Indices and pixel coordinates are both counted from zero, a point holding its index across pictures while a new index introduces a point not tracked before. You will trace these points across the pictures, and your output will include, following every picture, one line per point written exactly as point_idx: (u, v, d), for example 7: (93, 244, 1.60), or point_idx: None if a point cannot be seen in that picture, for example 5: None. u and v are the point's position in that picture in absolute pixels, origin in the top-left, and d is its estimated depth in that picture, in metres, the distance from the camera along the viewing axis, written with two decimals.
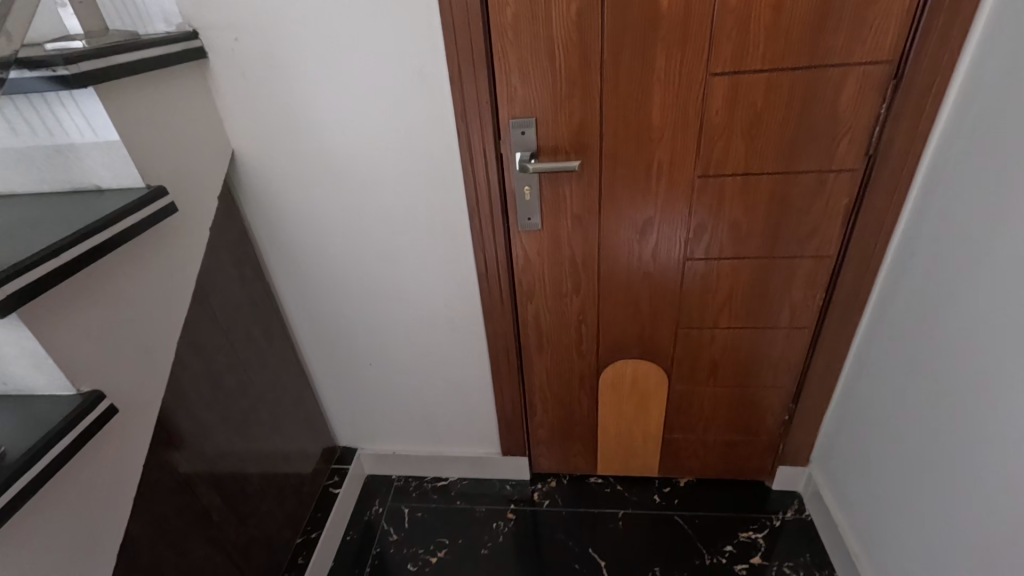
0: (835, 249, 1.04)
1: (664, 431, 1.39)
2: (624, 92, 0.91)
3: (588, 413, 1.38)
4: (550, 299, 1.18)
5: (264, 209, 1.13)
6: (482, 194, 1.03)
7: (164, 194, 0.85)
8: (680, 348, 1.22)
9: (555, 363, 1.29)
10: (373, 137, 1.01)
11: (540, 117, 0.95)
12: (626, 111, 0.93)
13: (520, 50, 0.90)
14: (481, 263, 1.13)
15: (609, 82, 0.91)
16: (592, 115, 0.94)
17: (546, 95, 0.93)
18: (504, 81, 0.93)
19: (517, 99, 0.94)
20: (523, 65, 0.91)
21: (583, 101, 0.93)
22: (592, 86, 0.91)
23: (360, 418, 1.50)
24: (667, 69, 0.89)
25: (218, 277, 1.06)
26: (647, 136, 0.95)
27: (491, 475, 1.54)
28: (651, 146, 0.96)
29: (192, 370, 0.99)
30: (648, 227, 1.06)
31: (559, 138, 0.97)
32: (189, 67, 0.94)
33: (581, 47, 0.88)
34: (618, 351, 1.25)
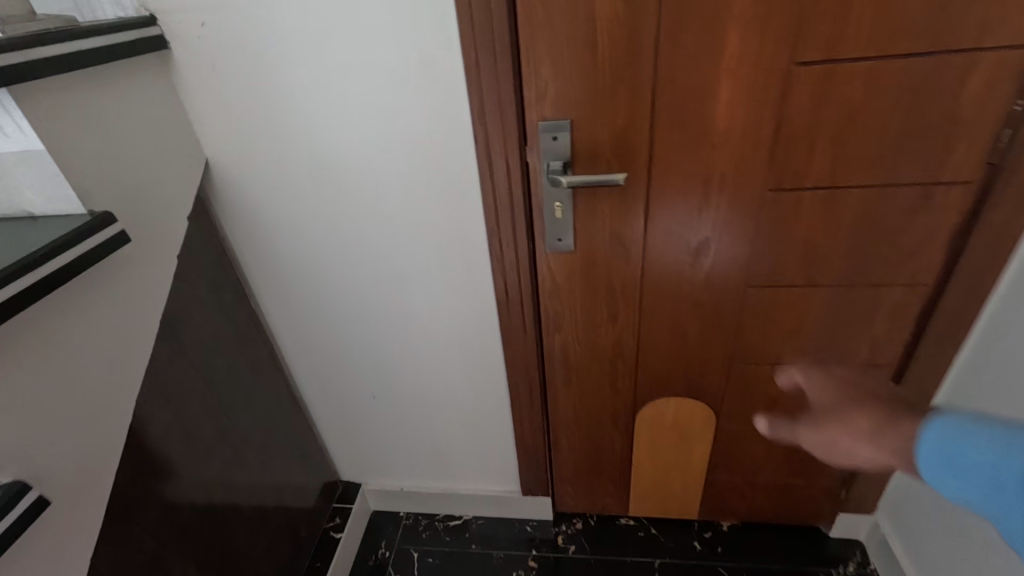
0: (933, 277, 0.86)
1: (708, 474, 1.21)
2: (683, 88, 0.73)
3: (621, 454, 1.21)
4: (581, 330, 1.00)
5: (246, 227, 0.97)
6: (503, 211, 0.86)
7: (114, 220, 0.69)
8: (733, 386, 1.04)
9: (585, 399, 1.11)
10: (372, 144, 0.84)
11: (576, 118, 0.77)
12: (684, 110, 0.75)
13: (553, 36, 0.71)
14: (501, 290, 0.96)
15: (665, 75, 0.72)
16: (641, 117, 0.76)
17: (584, 92, 0.75)
18: (532, 75, 0.75)
19: (547, 97, 0.76)
20: (556, 55, 0.73)
21: (631, 99, 0.75)
22: (642, 80, 0.73)
23: (363, 453, 1.34)
24: (740, 58, 0.70)
25: (191, 309, 0.90)
26: (709, 140, 0.77)
27: (509, 514, 1.38)
28: (713, 153, 0.78)
29: (159, 423, 0.84)
30: (703, 250, 0.88)
31: (599, 143, 0.79)
32: (145, 60, 0.77)
33: (630, 31, 0.70)
34: (660, 388, 1.07)
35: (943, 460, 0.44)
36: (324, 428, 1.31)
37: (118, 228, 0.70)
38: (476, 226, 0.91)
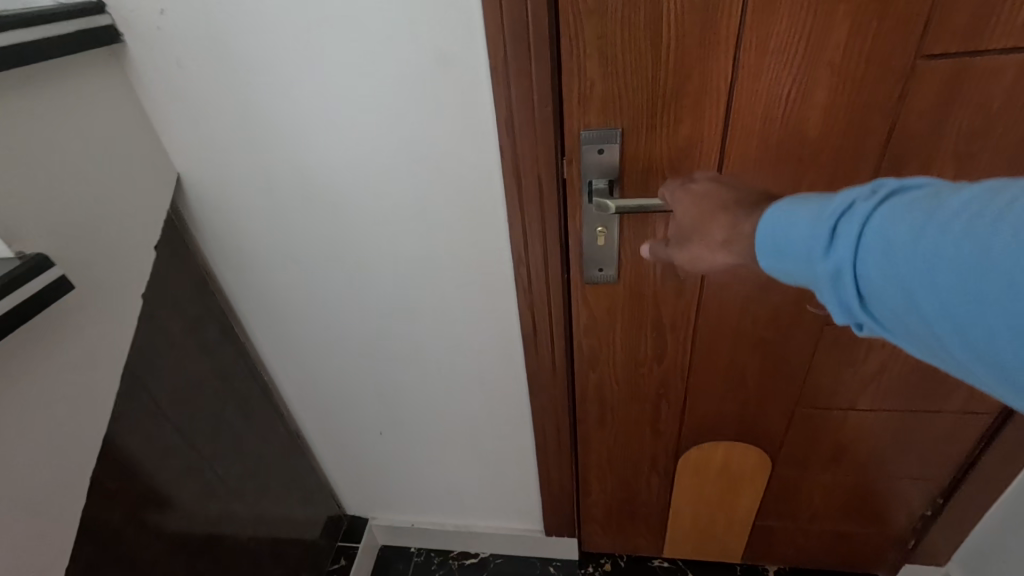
0: None
1: (757, 520, 1.08)
2: (768, 89, 0.58)
3: (659, 497, 1.07)
4: (622, 369, 0.86)
5: (230, 253, 0.82)
6: (535, 238, 0.71)
7: (51, 265, 0.55)
8: (794, 430, 0.91)
9: (621, 442, 0.98)
10: (377, 158, 0.70)
11: (628, 128, 0.62)
12: (768, 118, 0.59)
13: (603, 25, 0.56)
14: (528, 325, 0.82)
15: (746, 74, 0.57)
16: (711, 126, 0.61)
17: (641, 95, 0.60)
18: (575, 74, 0.59)
19: (593, 101, 0.61)
20: (606, 49, 0.57)
21: (700, 104, 0.59)
22: (717, 80, 0.58)
23: (370, 489, 1.21)
24: (847, 51, 0.54)
25: (166, 355, 0.75)
26: (797, 155, 0.61)
27: (531, 553, 1.26)
28: (801, 171, 0.62)
29: (132, 493, 0.70)
30: (775, 282, 0.73)
31: (656, 159, 0.64)
32: (91, 57, 0.62)
33: (705, 17, 0.54)
34: (708, 431, 0.93)
35: (774, 247, 0.43)
36: (327, 466, 1.17)
37: (63, 278, 0.56)
38: (500, 252, 0.77)
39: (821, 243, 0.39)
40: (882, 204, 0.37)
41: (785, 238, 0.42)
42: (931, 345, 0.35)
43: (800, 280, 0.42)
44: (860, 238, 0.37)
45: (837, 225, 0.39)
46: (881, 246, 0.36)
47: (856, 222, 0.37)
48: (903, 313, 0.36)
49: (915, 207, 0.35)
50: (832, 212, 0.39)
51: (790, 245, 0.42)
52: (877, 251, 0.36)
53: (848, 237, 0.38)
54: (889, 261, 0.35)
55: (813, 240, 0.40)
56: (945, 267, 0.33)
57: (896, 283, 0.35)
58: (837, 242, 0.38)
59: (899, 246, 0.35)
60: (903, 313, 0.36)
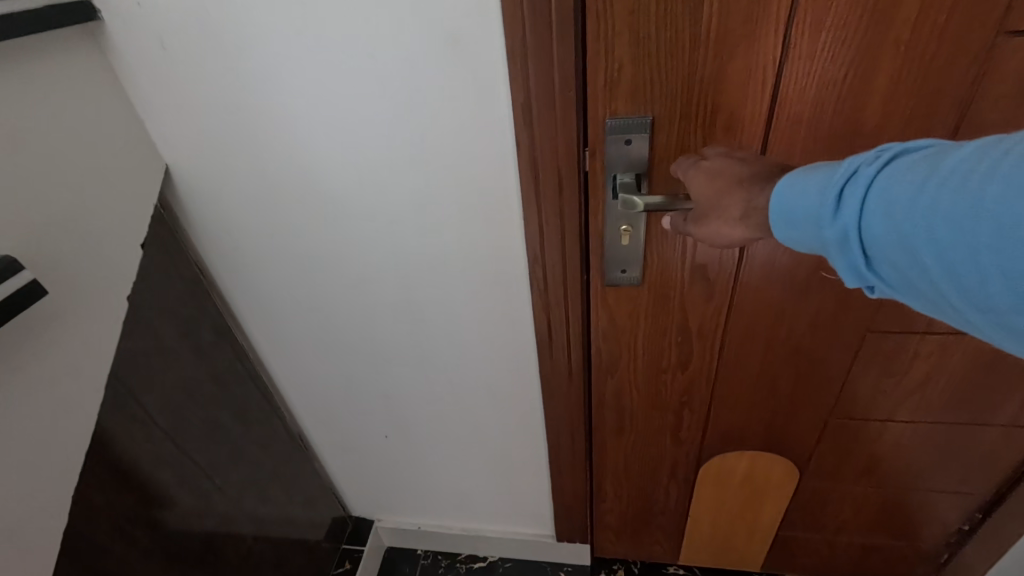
0: None
1: (780, 530, 1.03)
2: (822, 71, 0.51)
3: (677, 506, 1.02)
4: (642, 375, 0.81)
5: (225, 250, 0.77)
6: (553, 237, 0.65)
7: (21, 268, 0.50)
8: (824, 439, 0.85)
9: (639, 449, 0.93)
10: (382, 148, 0.64)
11: (660, 116, 0.56)
12: (820, 104, 0.53)
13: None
14: (543, 329, 0.76)
15: (798, 56, 0.51)
16: (754, 114, 0.54)
17: (677, 79, 0.53)
18: (602, 55, 0.53)
19: (622, 86, 0.54)
20: (639, 27, 0.51)
21: (743, 90, 0.53)
22: (765, 60, 0.51)
23: (375, 491, 1.17)
24: (919, 30, 0.48)
25: (156, 360, 0.70)
26: (852, 146, 0.55)
27: (542, 557, 1.22)
28: None
29: (121, 509, 0.66)
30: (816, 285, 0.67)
31: (690, 150, 0.58)
32: (64, 37, 0.56)
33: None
34: (732, 440, 0.88)
35: (786, 218, 0.41)
36: (331, 468, 1.13)
37: (35, 283, 0.51)
38: (514, 251, 0.71)
39: (828, 206, 0.38)
40: (888, 166, 0.35)
41: (794, 206, 0.40)
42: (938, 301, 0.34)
43: (810, 247, 0.41)
44: (865, 200, 0.36)
45: (843, 191, 0.37)
46: (887, 209, 0.35)
47: (861, 186, 0.36)
48: (910, 271, 0.35)
49: (918, 165, 0.34)
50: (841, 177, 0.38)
51: (799, 213, 0.40)
52: (881, 213, 0.35)
53: (854, 201, 0.36)
54: (891, 220, 0.34)
55: (820, 206, 0.38)
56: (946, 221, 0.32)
57: (899, 241, 0.34)
58: (844, 209, 0.37)
59: (901, 203, 0.34)
60: (909, 271, 0.35)
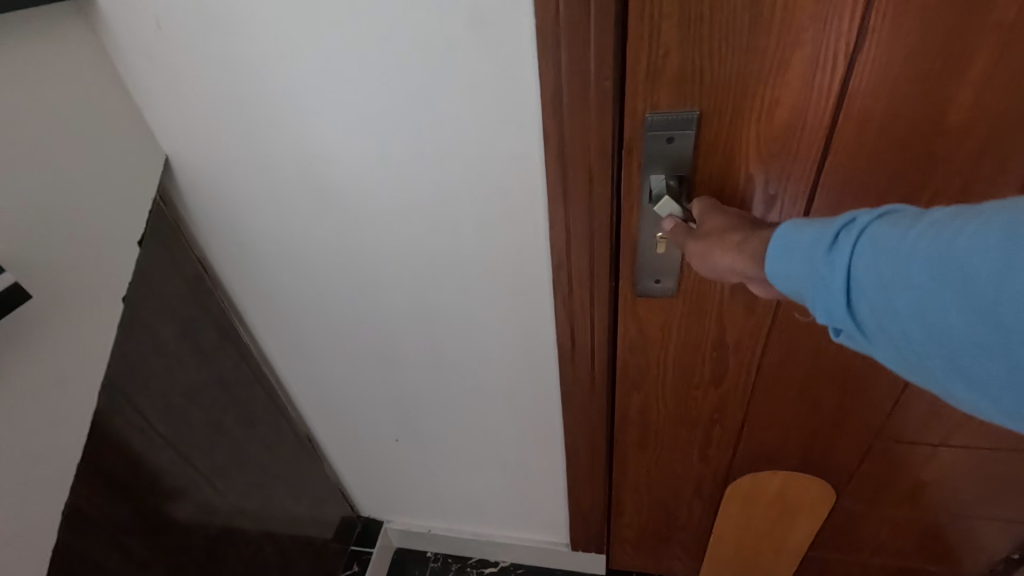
0: None
1: (809, 550, 0.97)
2: (903, 61, 0.44)
3: (700, 520, 0.97)
4: (671, 390, 0.75)
5: (230, 247, 0.72)
6: (580, 240, 0.59)
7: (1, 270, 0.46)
8: (866, 462, 0.79)
9: (662, 465, 0.88)
10: (395, 141, 0.58)
11: (710, 110, 0.49)
12: (901, 99, 0.46)
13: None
14: (565, 337, 0.71)
15: (879, 42, 0.44)
16: (819, 109, 0.48)
17: (731, 68, 0.47)
18: (645, 40, 0.46)
19: (667, 76, 0.48)
20: (690, 8, 0.44)
21: (807, 81, 0.46)
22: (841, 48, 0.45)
23: (385, 493, 1.14)
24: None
25: (154, 364, 0.67)
26: (936, 145, 0.48)
27: (555, 565, 1.19)
28: (938, 166, 0.50)
29: (116, 520, 0.63)
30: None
31: (741, 151, 0.51)
32: (49, 16, 0.52)
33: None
34: (764, 459, 0.82)
35: (776, 256, 0.38)
36: (340, 469, 1.10)
37: (14, 284, 0.47)
38: (537, 254, 0.66)
39: (819, 252, 0.35)
40: (883, 219, 0.33)
41: (788, 244, 0.38)
42: (917, 361, 0.32)
43: (789, 291, 0.38)
44: (856, 246, 0.34)
45: (838, 236, 0.35)
46: (877, 258, 0.33)
47: (856, 233, 0.34)
48: (889, 327, 0.33)
49: (913, 220, 0.32)
50: (836, 221, 0.36)
51: (789, 251, 0.37)
52: (871, 262, 0.33)
53: (846, 248, 0.34)
54: (879, 270, 0.32)
55: (812, 248, 0.36)
56: (936, 276, 0.30)
57: (883, 294, 0.32)
58: (834, 254, 0.35)
59: (892, 257, 0.32)
60: (889, 327, 0.33)
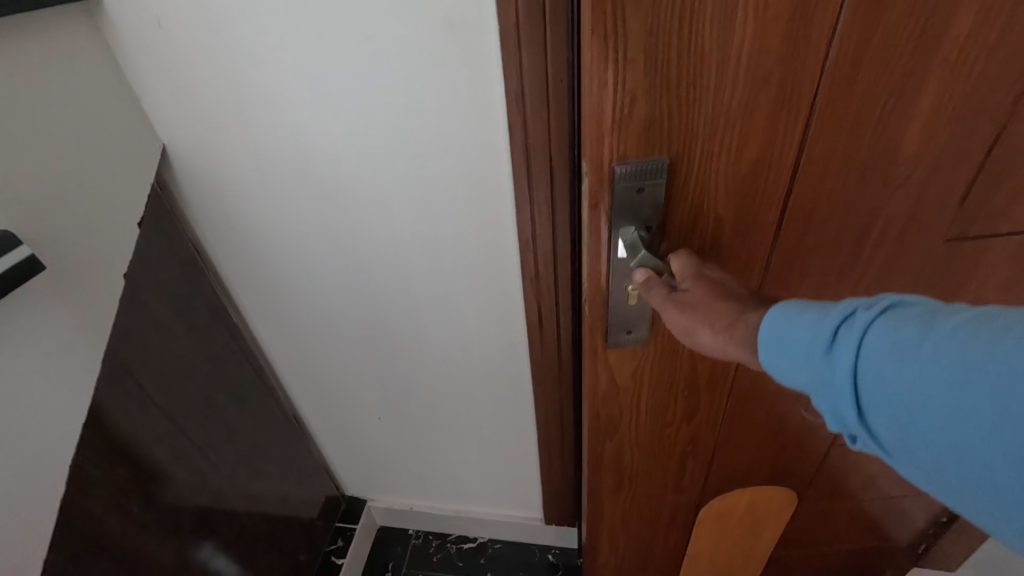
0: None
1: (774, 550, 1.04)
2: (859, 107, 0.47)
3: (672, 547, 0.96)
4: (645, 434, 0.73)
5: (222, 232, 0.78)
6: (542, 225, 0.66)
7: (17, 244, 0.51)
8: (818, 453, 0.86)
9: (637, 506, 0.85)
10: (376, 134, 0.64)
11: (679, 157, 0.48)
12: (857, 142, 0.49)
13: (657, 24, 0.40)
14: (534, 317, 0.78)
15: (837, 84, 0.45)
16: (785, 154, 0.49)
17: (701, 117, 0.45)
18: (609, 88, 0.43)
19: (633, 123, 0.45)
20: (656, 55, 0.42)
21: (773, 130, 0.47)
22: (801, 102, 0.46)
23: (369, 473, 1.20)
24: (961, 50, 0.44)
25: (152, 339, 0.72)
26: (886, 180, 0.52)
27: (530, 540, 1.26)
28: (889, 199, 0.53)
29: (116, 481, 0.68)
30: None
31: (710, 198, 0.51)
32: (59, 16, 0.57)
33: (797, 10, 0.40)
34: (733, 478, 0.86)
35: (773, 346, 0.37)
36: (326, 450, 1.15)
37: (30, 258, 0.52)
38: (506, 240, 0.72)
39: (820, 348, 0.34)
40: (887, 315, 0.32)
41: (783, 337, 0.37)
42: (939, 481, 0.31)
43: (792, 382, 0.37)
44: (861, 345, 0.32)
45: (838, 331, 0.34)
46: (887, 363, 0.31)
47: (857, 332, 0.33)
48: (907, 439, 0.31)
49: (920, 320, 0.31)
50: (832, 316, 0.34)
51: (789, 343, 0.36)
52: (879, 367, 0.31)
53: (850, 346, 0.33)
54: (890, 384, 0.31)
55: (812, 343, 0.35)
56: (958, 401, 0.28)
57: (897, 403, 0.31)
58: (838, 351, 0.33)
59: (903, 363, 0.30)
60: (907, 438, 0.31)
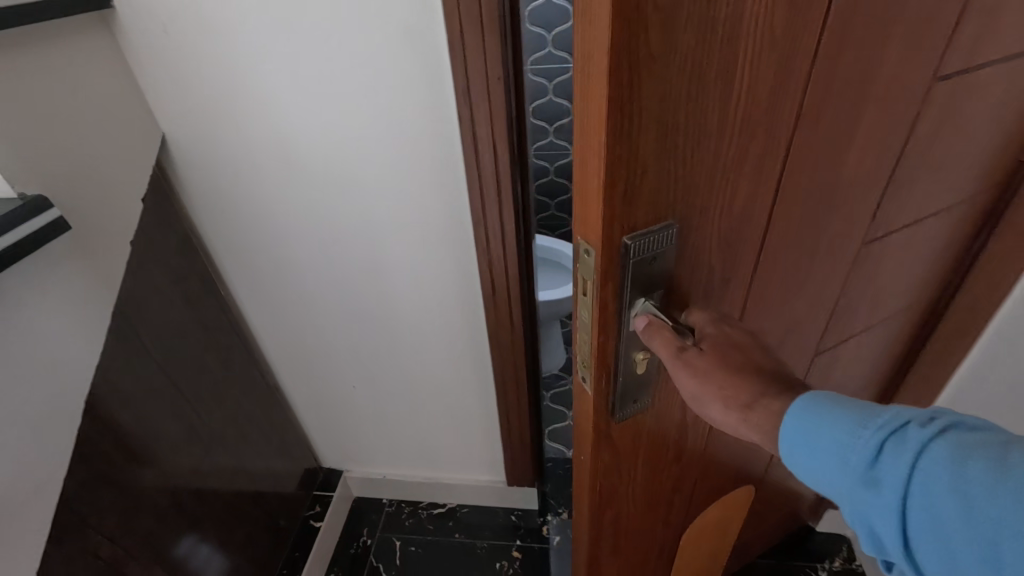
0: (941, 285, 0.85)
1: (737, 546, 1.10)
2: (816, 155, 0.50)
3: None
4: (642, 486, 0.68)
5: (213, 212, 0.88)
6: (491, 199, 0.79)
7: (50, 205, 0.61)
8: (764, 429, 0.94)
9: (631, 559, 0.78)
10: (349, 123, 0.76)
11: (682, 222, 0.45)
12: (812, 184, 0.53)
13: (669, 87, 0.37)
14: (488, 283, 0.90)
15: (806, 128, 0.48)
16: (764, 203, 0.50)
17: (707, 175, 0.44)
18: (623, 161, 0.39)
19: (643, 196, 0.42)
20: (667, 121, 0.39)
21: (755, 187, 0.48)
22: (777, 157, 0.47)
23: (344, 443, 1.30)
24: (883, 94, 0.51)
25: (151, 301, 0.82)
26: (829, 209, 0.57)
27: (495, 504, 1.37)
28: (830, 223, 0.59)
29: (122, 424, 0.77)
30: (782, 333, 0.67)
31: (705, 253, 0.49)
32: (80, 21, 0.68)
33: (782, 63, 0.41)
34: (711, 492, 0.88)
35: (806, 447, 0.40)
36: (304, 420, 1.25)
37: (58, 216, 0.62)
38: (462, 217, 0.85)
39: (863, 460, 0.37)
40: (935, 438, 0.35)
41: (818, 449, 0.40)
42: None
43: (824, 483, 0.40)
44: (905, 464, 0.35)
45: (882, 446, 0.37)
46: (930, 487, 0.34)
47: (904, 451, 0.35)
48: (940, 556, 0.34)
49: (970, 451, 0.33)
50: (877, 429, 0.37)
51: (824, 448, 0.39)
52: (923, 491, 0.34)
53: (895, 464, 0.36)
54: (941, 524, 0.34)
55: (853, 454, 0.38)
56: (999, 532, 0.31)
57: (937, 526, 0.34)
58: (880, 466, 0.36)
59: (949, 492, 0.33)
60: (944, 557, 0.34)
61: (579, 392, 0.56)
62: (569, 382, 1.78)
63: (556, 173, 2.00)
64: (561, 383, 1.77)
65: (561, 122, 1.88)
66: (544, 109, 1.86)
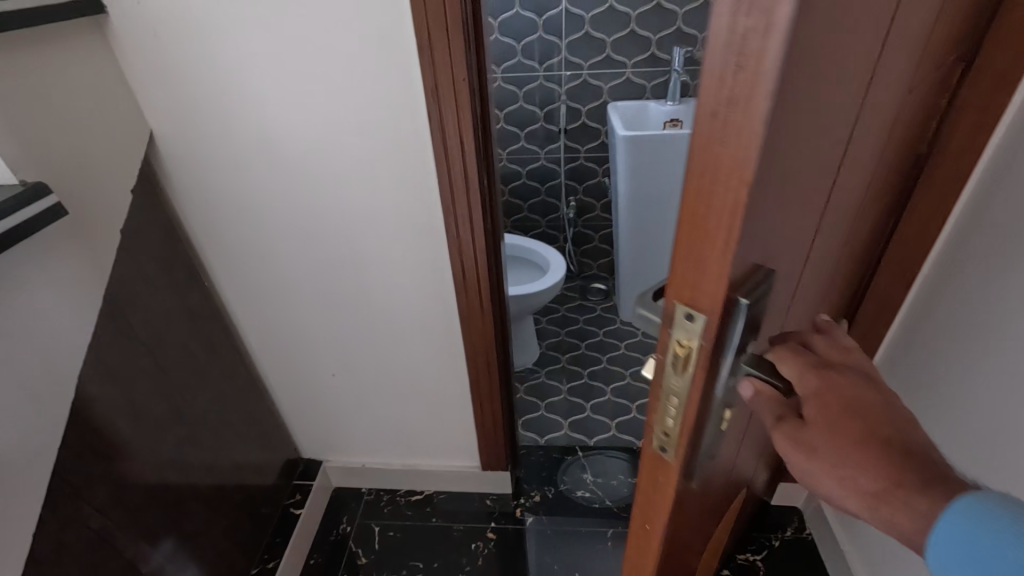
0: (870, 276, 0.92)
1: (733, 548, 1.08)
2: (850, 173, 0.46)
3: None
4: (688, 542, 0.58)
5: (197, 204, 0.94)
6: (458, 190, 0.87)
7: (48, 193, 0.66)
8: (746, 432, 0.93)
9: None
10: (325, 119, 0.83)
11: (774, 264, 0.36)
12: (841, 200, 0.48)
13: (797, 105, 0.28)
14: (459, 269, 0.97)
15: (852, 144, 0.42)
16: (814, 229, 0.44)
17: (799, 197, 0.36)
18: (751, 210, 0.29)
19: (755, 244, 0.32)
20: (786, 155, 0.30)
21: (813, 216, 0.41)
22: (831, 178, 0.41)
23: (324, 432, 1.34)
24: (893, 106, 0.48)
25: (138, 286, 0.87)
26: (844, 222, 0.53)
27: (471, 489, 1.43)
28: (841, 236, 0.55)
29: (109, 402, 0.81)
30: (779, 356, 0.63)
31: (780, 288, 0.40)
32: (76, 25, 0.73)
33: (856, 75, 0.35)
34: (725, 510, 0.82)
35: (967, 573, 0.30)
36: (284, 410, 1.29)
37: (56, 202, 0.67)
38: (433, 207, 0.91)
39: None
40: None
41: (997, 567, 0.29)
42: None
43: None
44: None
45: None
46: None
47: None
48: None
49: None
50: None
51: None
52: None
53: None
54: None
55: None
56: None
57: None
58: None
59: None
60: None
61: (645, 481, 0.44)
62: (542, 375, 1.85)
63: (528, 177, 2.09)
64: (534, 377, 1.85)
65: (531, 128, 1.98)
66: (515, 116, 1.96)
